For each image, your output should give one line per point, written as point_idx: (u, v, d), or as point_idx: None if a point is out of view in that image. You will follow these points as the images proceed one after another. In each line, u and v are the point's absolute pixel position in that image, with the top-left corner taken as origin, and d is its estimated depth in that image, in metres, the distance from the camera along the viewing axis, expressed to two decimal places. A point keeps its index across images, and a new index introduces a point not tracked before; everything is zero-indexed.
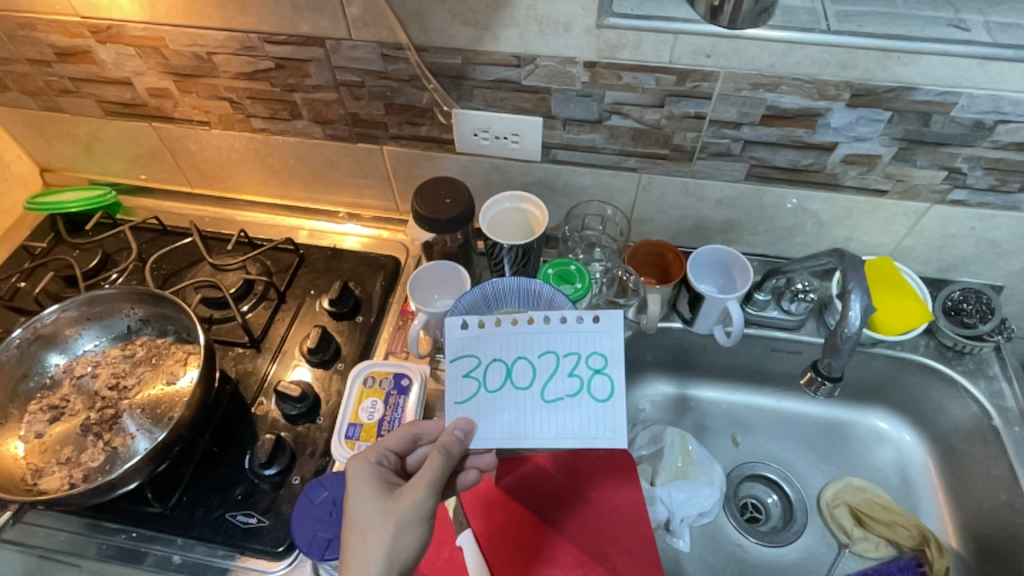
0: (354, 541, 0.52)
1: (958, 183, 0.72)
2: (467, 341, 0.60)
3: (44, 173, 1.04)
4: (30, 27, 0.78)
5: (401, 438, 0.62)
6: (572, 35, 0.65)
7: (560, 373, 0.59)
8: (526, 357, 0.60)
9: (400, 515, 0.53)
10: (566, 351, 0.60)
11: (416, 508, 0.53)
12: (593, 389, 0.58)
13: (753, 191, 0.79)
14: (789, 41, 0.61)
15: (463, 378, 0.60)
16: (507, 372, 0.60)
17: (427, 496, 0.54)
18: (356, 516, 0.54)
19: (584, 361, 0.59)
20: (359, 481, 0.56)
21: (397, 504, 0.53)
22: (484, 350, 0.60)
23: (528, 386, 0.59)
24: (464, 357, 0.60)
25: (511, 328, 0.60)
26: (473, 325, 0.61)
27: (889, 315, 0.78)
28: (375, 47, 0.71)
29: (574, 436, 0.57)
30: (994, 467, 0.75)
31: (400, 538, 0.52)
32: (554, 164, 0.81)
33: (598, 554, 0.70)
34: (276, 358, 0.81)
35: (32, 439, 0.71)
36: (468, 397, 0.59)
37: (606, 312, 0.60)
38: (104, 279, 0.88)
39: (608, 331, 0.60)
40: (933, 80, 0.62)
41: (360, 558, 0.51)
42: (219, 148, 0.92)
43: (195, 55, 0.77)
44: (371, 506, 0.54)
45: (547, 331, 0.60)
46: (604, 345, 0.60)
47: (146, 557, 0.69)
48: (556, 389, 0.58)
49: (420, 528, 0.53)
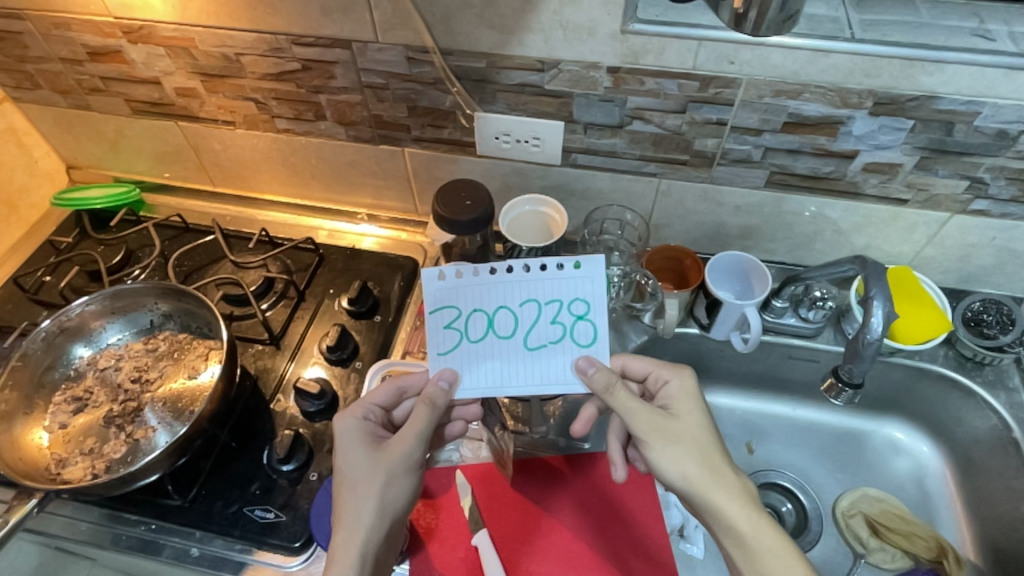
0: (346, 492, 0.58)
1: (980, 193, 0.72)
2: (446, 292, 0.57)
3: (71, 170, 1.06)
4: (65, 26, 0.80)
5: (386, 393, 0.66)
6: (597, 40, 0.66)
7: (543, 321, 0.57)
8: (507, 307, 0.57)
9: (389, 466, 0.59)
10: (548, 298, 0.57)
11: (403, 459, 0.59)
12: (576, 335, 0.57)
13: (773, 199, 0.79)
14: (813, 49, 0.62)
15: (444, 329, 0.57)
16: (489, 322, 0.57)
17: (414, 447, 0.60)
18: (346, 469, 0.59)
19: (566, 308, 0.57)
20: (347, 436, 0.61)
21: (386, 456, 0.59)
22: (463, 301, 0.57)
23: (511, 335, 0.57)
24: (443, 309, 0.57)
25: (488, 277, 0.57)
26: (450, 274, 0.57)
27: (908, 324, 0.78)
28: (401, 50, 0.72)
29: (558, 382, 0.58)
30: (1014, 479, 0.74)
31: (389, 487, 0.59)
32: (574, 168, 0.82)
33: (612, 556, 0.70)
34: (294, 356, 0.82)
35: (56, 430, 0.72)
36: (451, 347, 0.58)
37: (589, 257, 0.56)
38: (127, 275, 0.89)
39: (592, 276, 0.56)
40: (958, 89, 0.62)
41: (354, 507, 0.57)
42: (242, 148, 0.93)
43: (223, 56, 0.79)
44: (361, 460, 0.60)
45: (528, 279, 0.56)
46: (586, 291, 0.57)
47: (164, 549, 0.70)
48: (539, 337, 0.57)
49: (407, 476, 0.60)
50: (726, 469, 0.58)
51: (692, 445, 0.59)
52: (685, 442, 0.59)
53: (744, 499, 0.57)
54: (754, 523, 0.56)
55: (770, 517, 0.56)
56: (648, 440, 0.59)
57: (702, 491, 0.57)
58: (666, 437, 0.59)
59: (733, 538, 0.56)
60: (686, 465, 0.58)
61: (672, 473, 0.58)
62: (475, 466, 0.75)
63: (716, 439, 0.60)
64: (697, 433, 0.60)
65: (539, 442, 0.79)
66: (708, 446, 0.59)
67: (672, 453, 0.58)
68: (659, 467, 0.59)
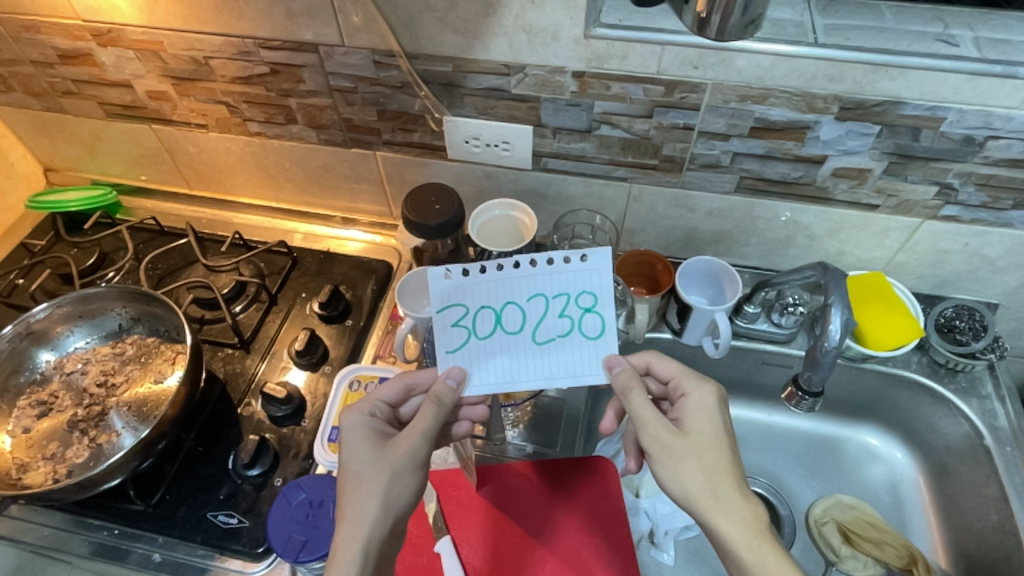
0: (350, 488, 0.56)
1: (950, 200, 0.72)
2: (453, 290, 0.56)
3: (48, 172, 1.05)
4: (34, 29, 0.80)
5: (394, 389, 0.63)
6: (561, 44, 0.65)
7: (551, 315, 0.56)
8: (515, 302, 0.56)
9: (394, 464, 0.57)
10: (555, 292, 0.56)
11: (408, 457, 0.57)
12: (584, 327, 0.56)
13: (744, 204, 0.79)
14: (775, 54, 0.61)
15: (452, 328, 0.57)
16: (496, 319, 0.56)
17: (419, 445, 0.57)
18: (351, 464, 0.57)
19: (574, 302, 0.56)
20: (353, 431, 0.59)
21: (391, 453, 0.57)
22: (470, 298, 0.56)
23: (519, 331, 0.56)
24: (451, 307, 0.56)
25: (496, 272, 0.55)
26: (456, 272, 0.56)
27: (879, 332, 0.77)
28: (368, 53, 0.72)
29: (569, 375, 0.56)
30: (985, 487, 0.74)
31: (393, 485, 0.57)
32: (545, 172, 0.82)
33: (576, 562, 0.69)
34: (265, 358, 0.82)
35: (19, 434, 0.72)
36: (459, 345, 0.57)
37: (595, 249, 0.55)
38: (100, 278, 0.89)
39: (598, 268, 0.56)
40: (922, 95, 0.62)
41: (356, 504, 0.55)
42: (217, 150, 0.93)
43: (192, 59, 0.78)
44: (366, 455, 0.57)
45: (535, 273, 0.56)
46: (593, 283, 0.56)
47: (128, 555, 0.69)
48: (547, 331, 0.56)
49: (412, 475, 0.57)
50: (732, 490, 0.53)
51: (699, 464, 0.54)
52: (691, 458, 0.55)
53: (750, 525, 0.52)
54: (757, 550, 0.51)
55: (775, 544, 0.51)
56: (654, 455, 0.56)
57: (704, 512, 0.53)
58: (673, 454, 0.55)
59: (734, 562, 0.52)
60: (687, 479, 0.54)
61: (674, 489, 0.55)
62: (442, 472, 0.74)
63: (729, 458, 0.55)
64: (705, 450, 0.55)
65: (505, 449, 0.79)
66: (716, 464, 0.54)
67: (674, 470, 0.55)
68: (665, 482, 0.56)
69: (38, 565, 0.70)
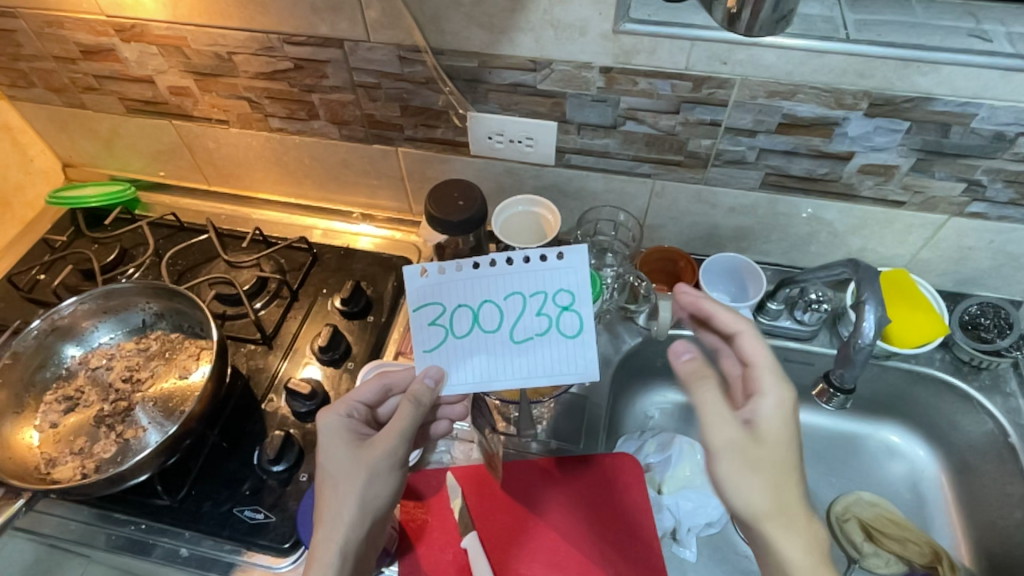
0: (327, 489, 0.56)
1: (978, 196, 0.71)
2: (429, 289, 0.56)
3: (66, 168, 1.06)
4: (57, 25, 0.80)
5: (371, 390, 0.63)
6: (588, 40, 0.65)
7: (528, 314, 0.56)
8: (491, 301, 0.56)
9: (371, 464, 0.56)
10: (532, 291, 0.56)
11: (385, 457, 0.57)
12: (562, 325, 0.56)
13: (768, 200, 0.78)
14: (806, 49, 0.61)
15: (429, 326, 0.56)
16: (474, 317, 0.56)
17: (397, 444, 0.57)
18: (327, 466, 0.57)
19: (551, 300, 0.56)
20: (329, 433, 0.59)
21: (368, 453, 0.57)
22: (447, 297, 0.56)
23: (496, 329, 0.56)
24: (427, 306, 0.56)
25: (472, 270, 0.55)
26: (432, 271, 0.55)
27: (905, 327, 0.77)
28: (393, 49, 0.72)
29: (546, 373, 0.57)
30: (1010, 485, 0.74)
31: (371, 485, 0.56)
32: (568, 168, 0.82)
33: (600, 559, 0.69)
34: (287, 355, 0.82)
35: (46, 429, 0.72)
36: (436, 345, 0.57)
37: (571, 247, 0.54)
38: (121, 274, 0.90)
39: (575, 266, 0.55)
40: (953, 91, 0.61)
41: (333, 505, 0.55)
42: (235, 146, 0.93)
43: (215, 54, 0.78)
44: (343, 457, 0.57)
45: (511, 272, 0.55)
46: (570, 281, 0.56)
47: (153, 549, 0.70)
48: (525, 329, 0.56)
49: (390, 474, 0.57)
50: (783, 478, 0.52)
51: (770, 477, 0.47)
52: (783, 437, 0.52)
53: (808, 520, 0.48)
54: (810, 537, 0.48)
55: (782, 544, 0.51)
56: (716, 453, 0.48)
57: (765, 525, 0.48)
58: (738, 459, 0.47)
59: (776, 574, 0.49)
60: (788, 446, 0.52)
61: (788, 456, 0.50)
62: (466, 467, 0.75)
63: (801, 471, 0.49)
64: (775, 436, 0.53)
65: (529, 445, 0.79)
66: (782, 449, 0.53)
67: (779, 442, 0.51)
68: (726, 487, 0.48)
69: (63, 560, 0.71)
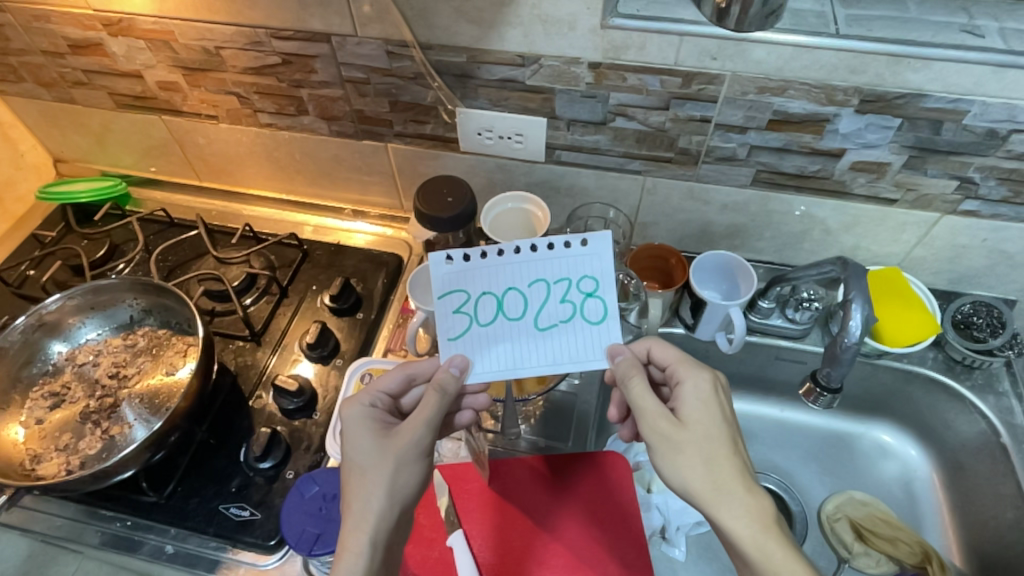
0: (354, 480, 0.55)
1: (971, 194, 0.71)
2: (454, 276, 0.55)
3: (58, 163, 1.05)
4: (45, 19, 0.79)
5: (394, 379, 0.63)
6: (577, 35, 0.65)
7: (552, 301, 0.55)
8: (516, 288, 0.55)
9: (398, 454, 0.56)
10: (556, 277, 0.56)
11: (413, 446, 0.56)
12: (586, 312, 0.56)
13: (759, 198, 0.78)
14: (796, 45, 0.60)
15: (454, 314, 0.56)
16: (498, 305, 0.55)
17: (423, 434, 0.57)
18: (354, 456, 0.56)
19: (576, 286, 0.56)
20: (354, 423, 0.58)
21: (395, 444, 0.56)
22: (472, 284, 0.55)
23: (521, 317, 0.55)
24: (452, 293, 0.55)
25: (496, 258, 0.55)
26: (458, 258, 0.55)
27: (894, 326, 0.76)
28: (381, 44, 0.71)
29: (572, 360, 0.56)
30: (1001, 485, 0.73)
31: (399, 474, 0.56)
32: (558, 165, 0.81)
33: (589, 558, 0.69)
34: (276, 351, 0.82)
35: (32, 425, 0.72)
36: (461, 332, 0.56)
37: (595, 233, 0.55)
38: (111, 270, 0.89)
39: (599, 253, 0.55)
40: (945, 87, 0.61)
41: (361, 495, 0.55)
42: (227, 142, 0.92)
43: (203, 49, 0.78)
44: (369, 446, 0.57)
45: (536, 259, 0.55)
46: (594, 268, 0.55)
47: (140, 546, 0.70)
48: (549, 316, 0.55)
49: (417, 463, 0.57)
50: (734, 479, 0.52)
51: (699, 456, 0.53)
52: (691, 451, 0.53)
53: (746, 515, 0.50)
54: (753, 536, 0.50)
55: (782, 541, 0.49)
56: (652, 447, 0.55)
57: (705, 503, 0.52)
58: (675, 443, 0.53)
59: (739, 557, 0.51)
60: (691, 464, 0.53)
61: (674, 482, 0.53)
62: (453, 465, 0.74)
63: (730, 448, 0.53)
64: (704, 441, 0.53)
65: (517, 443, 0.79)
66: (713, 451, 0.53)
67: (673, 462, 0.53)
68: (666, 473, 0.54)
69: (52, 556, 0.71)
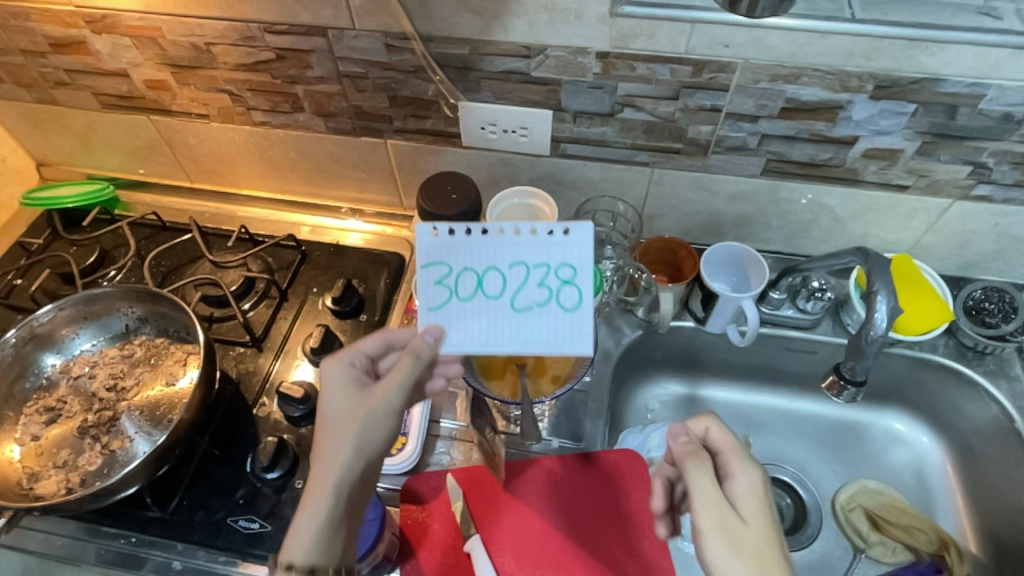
0: (325, 434, 0.54)
1: (983, 178, 0.70)
2: (437, 248, 0.53)
3: (40, 167, 1.02)
4: (23, 17, 0.76)
5: (374, 342, 0.61)
6: (584, 24, 0.63)
7: (530, 284, 0.53)
8: (496, 268, 0.53)
9: (369, 409, 0.54)
10: (536, 262, 0.54)
11: (384, 403, 0.55)
12: (562, 298, 0.53)
13: (769, 187, 0.77)
14: (811, 31, 0.59)
15: (434, 286, 0.53)
16: (478, 282, 0.53)
17: (395, 393, 0.55)
18: (328, 411, 0.55)
19: (554, 273, 0.53)
20: (332, 380, 0.57)
21: (367, 400, 0.55)
22: (455, 257, 0.53)
23: (499, 296, 0.53)
24: (434, 264, 0.53)
25: (481, 235, 0.53)
26: (444, 231, 0.53)
27: (909, 315, 0.76)
28: (379, 36, 0.69)
29: (542, 344, 0.53)
30: (1016, 469, 0.73)
31: (369, 429, 0.54)
32: (564, 158, 0.79)
33: (611, 561, 0.68)
34: (279, 356, 0.80)
35: (27, 442, 0.69)
36: (441, 303, 0.53)
37: (577, 224, 0.53)
38: (102, 277, 0.87)
39: (580, 243, 0.54)
40: (961, 71, 0.60)
41: (331, 446, 0.53)
42: (218, 141, 0.89)
43: (193, 45, 0.75)
44: (342, 402, 0.55)
45: (519, 242, 0.53)
46: (573, 256, 0.54)
47: (145, 563, 0.67)
48: (526, 298, 0.53)
49: (388, 421, 0.55)
50: None
51: (751, 557, 0.48)
52: (744, 550, 0.48)
53: None
54: None
55: None
56: (700, 538, 0.50)
57: None
58: (724, 539, 0.49)
59: None
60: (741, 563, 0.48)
61: None
62: (465, 469, 0.72)
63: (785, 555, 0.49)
64: (757, 542, 0.49)
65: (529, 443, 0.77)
66: (767, 553, 0.48)
67: (722, 559, 0.48)
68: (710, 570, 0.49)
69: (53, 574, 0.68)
